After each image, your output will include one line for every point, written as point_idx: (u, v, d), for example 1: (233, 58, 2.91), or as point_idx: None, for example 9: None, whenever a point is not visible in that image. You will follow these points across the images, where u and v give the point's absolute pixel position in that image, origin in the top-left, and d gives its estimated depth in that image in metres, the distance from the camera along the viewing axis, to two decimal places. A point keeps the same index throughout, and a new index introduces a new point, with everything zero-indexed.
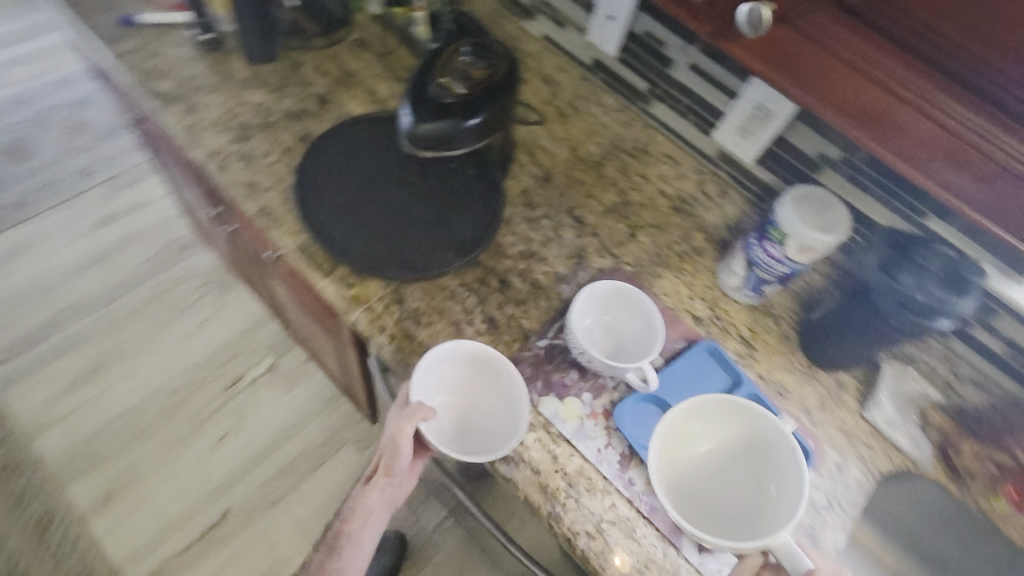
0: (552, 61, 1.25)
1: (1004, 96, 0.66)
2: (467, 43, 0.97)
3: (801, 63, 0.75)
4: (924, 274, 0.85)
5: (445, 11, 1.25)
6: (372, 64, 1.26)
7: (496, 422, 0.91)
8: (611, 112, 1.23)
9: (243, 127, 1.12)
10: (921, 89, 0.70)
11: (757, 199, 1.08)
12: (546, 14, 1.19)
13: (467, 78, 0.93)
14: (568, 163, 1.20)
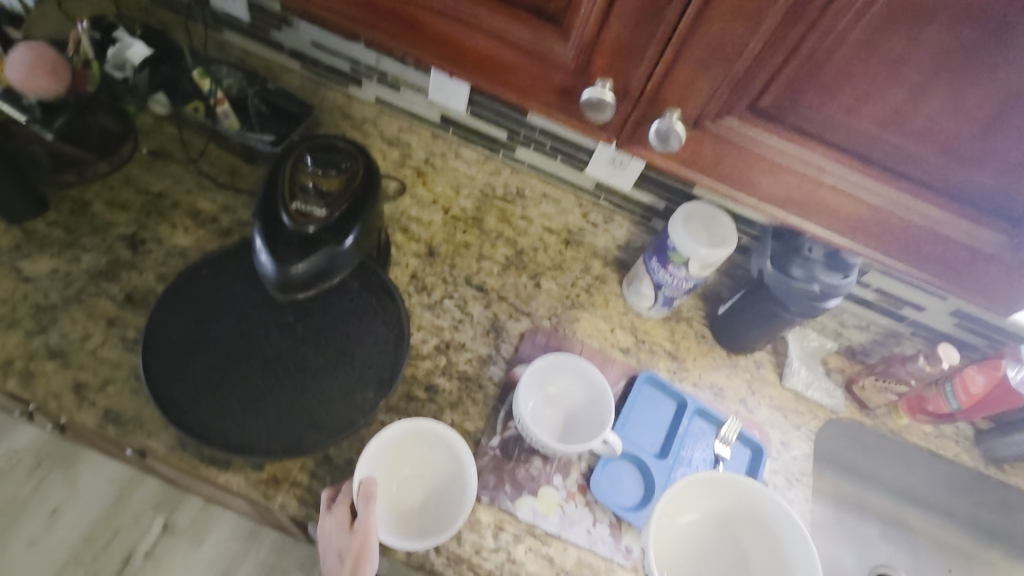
0: (393, 122, 1.13)
1: (925, 173, 0.55)
2: (307, 148, 0.82)
3: (746, 168, 0.59)
4: (811, 263, 0.91)
5: (250, 93, 1.06)
6: (182, 176, 1.04)
7: (450, 502, 0.82)
8: (474, 162, 1.14)
9: (38, 311, 0.87)
10: (869, 174, 0.56)
11: (642, 216, 1.11)
12: (372, 78, 1.07)
13: (323, 193, 0.79)
14: (447, 230, 1.10)
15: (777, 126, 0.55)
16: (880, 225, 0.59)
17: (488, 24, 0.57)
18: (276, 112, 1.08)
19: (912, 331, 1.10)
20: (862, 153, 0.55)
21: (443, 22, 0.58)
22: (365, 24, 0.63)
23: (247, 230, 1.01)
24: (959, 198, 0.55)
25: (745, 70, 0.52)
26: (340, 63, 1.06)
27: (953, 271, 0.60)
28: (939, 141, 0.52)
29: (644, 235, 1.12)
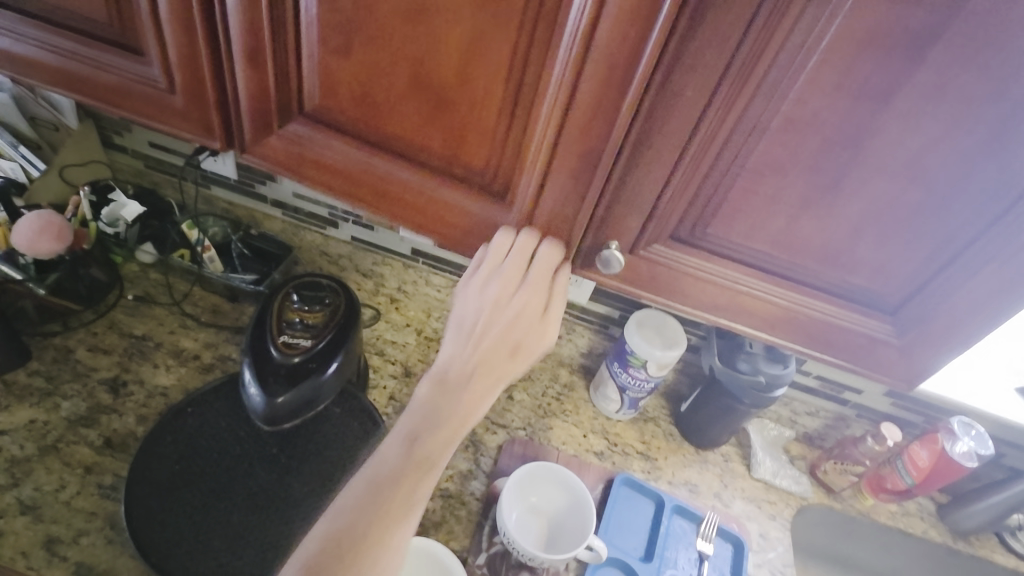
0: (368, 257, 1.24)
1: (822, 281, 0.67)
2: (294, 286, 0.91)
3: (678, 283, 0.70)
4: (753, 357, 1.01)
5: (234, 239, 1.17)
6: (165, 318, 1.09)
7: None
8: (442, 288, 1.24)
9: (13, 463, 0.86)
10: (778, 284, 0.68)
11: (600, 324, 1.22)
12: (348, 219, 1.19)
13: (308, 326, 0.86)
14: (420, 349, 1.17)
15: (695, 248, 0.68)
16: (794, 321, 0.70)
17: (455, 183, 0.70)
18: (257, 253, 1.17)
19: (858, 412, 1.20)
20: (768, 266, 0.67)
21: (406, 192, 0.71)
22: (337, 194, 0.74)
23: (228, 365, 1.05)
24: (846, 295, 0.68)
25: (664, 210, 0.64)
26: (319, 209, 1.19)
27: (859, 358, 0.71)
28: (823, 254, 0.65)
29: (602, 340, 1.23)
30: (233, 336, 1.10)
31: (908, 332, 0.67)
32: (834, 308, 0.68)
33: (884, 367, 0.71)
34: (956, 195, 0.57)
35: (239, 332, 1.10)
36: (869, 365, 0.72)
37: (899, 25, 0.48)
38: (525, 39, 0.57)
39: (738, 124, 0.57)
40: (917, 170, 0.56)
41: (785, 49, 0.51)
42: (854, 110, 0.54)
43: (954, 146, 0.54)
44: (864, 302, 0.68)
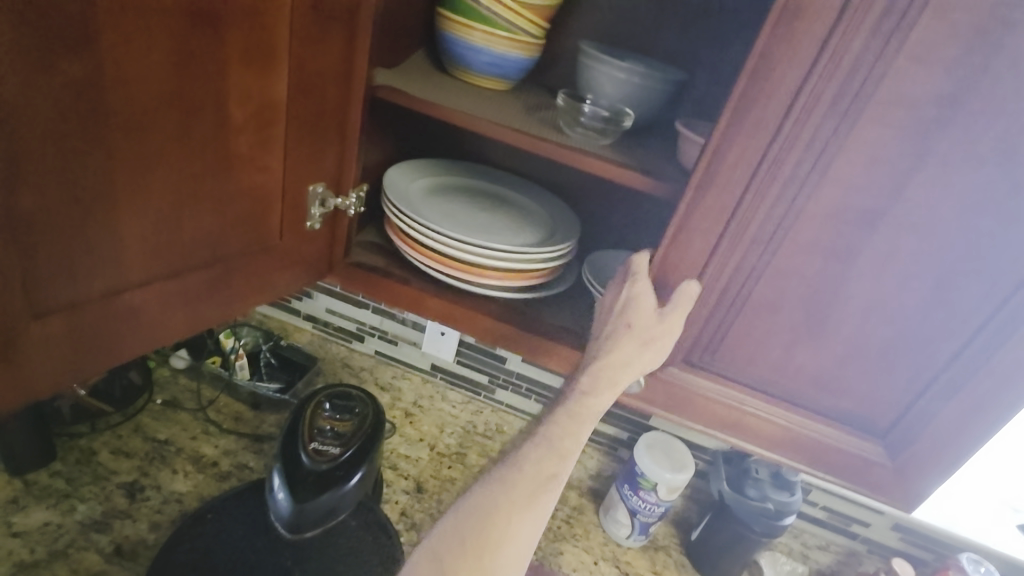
0: (388, 369, 1.30)
1: (816, 406, 0.74)
2: (325, 396, 0.97)
3: (687, 404, 0.77)
4: (760, 483, 1.04)
5: (265, 349, 1.24)
6: (189, 423, 1.12)
7: None
8: (457, 404, 1.27)
9: (23, 568, 0.85)
10: (776, 410, 0.75)
11: (610, 446, 1.26)
12: (375, 335, 1.28)
13: (337, 434, 0.91)
14: (434, 465, 1.15)
15: (702, 372, 0.76)
16: (796, 442, 0.76)
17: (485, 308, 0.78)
18: (285, 363, 1.24)
19: (868, 548, 1.19)
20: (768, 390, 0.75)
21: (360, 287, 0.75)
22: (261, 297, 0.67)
23: (245, 473, 1.06)
24: (838, 419, 0.74)
25: (678, 337, 0.73)
26: (348, 323, 1.29)
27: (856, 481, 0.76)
28: (815, 384, 0.73)
29: (612, 462, 1.25)
30: (252, 445, 1.11)
31: (900, 455, 0.73)
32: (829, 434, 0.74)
33: (883, 488, 0.76)
34: (920, 336, 0.67)
35: (258, 439, 1.12)
36: (868, 485, 0.76)
37: (856, 205, 0.62)
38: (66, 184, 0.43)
39: (737, 270, 0.68)
40: (885, 311, 0.66)
41: (770, 215, 0.64)
42: (826, 265, 0.65)
43: (914, 294, 0.65)
44: (854, 428, 0.74)
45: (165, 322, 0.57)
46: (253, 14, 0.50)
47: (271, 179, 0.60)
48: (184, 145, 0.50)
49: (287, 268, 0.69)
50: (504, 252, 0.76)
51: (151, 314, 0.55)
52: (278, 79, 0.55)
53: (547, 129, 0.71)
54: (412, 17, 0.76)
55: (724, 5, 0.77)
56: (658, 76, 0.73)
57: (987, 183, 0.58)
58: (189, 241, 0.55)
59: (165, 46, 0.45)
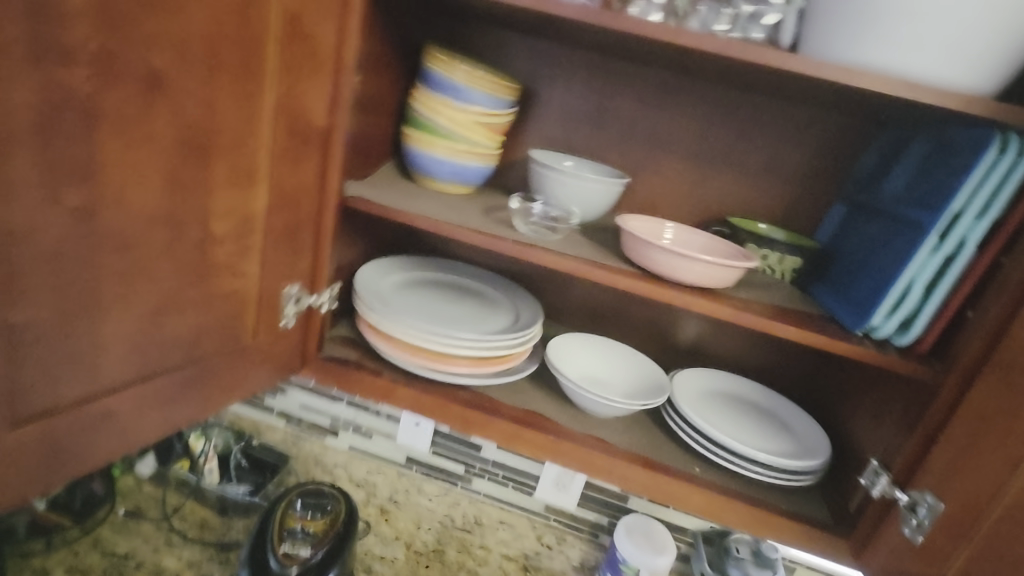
0: (361, 465, 1.27)
1: (780, 478, 0.76)
2: (297, 493, 0.95)
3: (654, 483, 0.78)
4: (741, 563, 1.01)
5: (236, 450, 1.22)
6: (152, 534, 1.07)
7: None
8: (434, 497, 1.24)
9: None
10: (739, 484, 0.77)
11: (591, 533, 1.19)
12: (348, 429, 1.27)
13: (309, 535, 0.90)
14: (409, 566, 1.10)
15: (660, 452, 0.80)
16: None
17: (451, 397, 0.81)
18: (255, 465, 1.21)
19: None
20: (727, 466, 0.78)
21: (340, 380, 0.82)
22: (234, 397, 0.70)
23: None
24: (793, 489, 0.78)
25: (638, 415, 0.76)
26: (321, 418, 1.29)
27: None
28: (772, 457, 0.75)
29: (595, 551, 1.19)
30: (217, 555, 1.06)
31: None
32: (795, 507, 0.75)
33: None
34: None
35: (225, 548, 1.07)
36: None
37: None
38: (57, 301, 0.47)
39: None
40: None
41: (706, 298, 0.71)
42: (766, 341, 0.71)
43: None
44: (809, 500, 0.77)
45: (137, 424, 0.58)
46: (233, 145, 0.57)
47: (246, 283, 0.65)
48: (164, 259, 0.54)
49: (260, 366, 0.72)
50: (470, 340, 0.80)
51: (126, 416, 0.57)
52: (256, 195, 0.62)
53: (502, 227, 0.79)
54: (380, 136, 0.86)
55: (653, 118, 0.89)
56: (601, 179, 0.82)
57: (899, 264, 0.65)
58: (166, 344, 0.58)
59: (159, 175, 0.51)
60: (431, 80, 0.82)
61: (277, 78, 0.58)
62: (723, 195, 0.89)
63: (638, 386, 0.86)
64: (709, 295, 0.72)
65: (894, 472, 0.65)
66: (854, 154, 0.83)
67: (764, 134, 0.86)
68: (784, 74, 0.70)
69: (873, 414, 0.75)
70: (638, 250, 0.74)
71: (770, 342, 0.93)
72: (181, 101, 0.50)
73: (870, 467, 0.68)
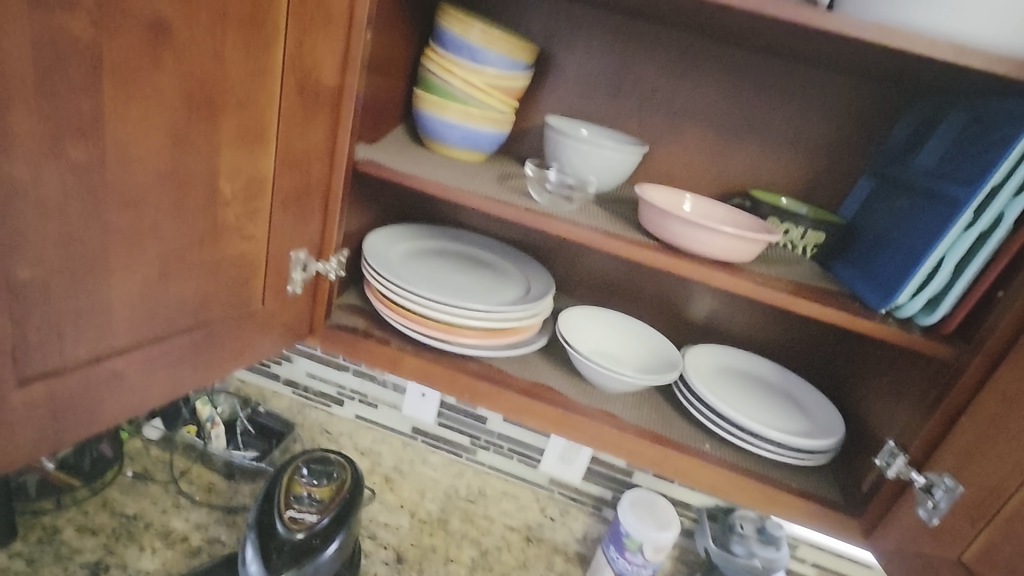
0: (367, 434, 1.28)
1: (791, 456, 0.75)
2: (304, 460, 0.95)
3: None
4: (746, 539, 1.01)
5: (242, 416, 1.23)
6: (160, 496, 1.08)
7: None
8: (438, 468, 1.24)
9: None
10: (750, 462, 0.76)
11: (594, 506, 1.19)
12: (355, 398, 1.27)
13: (315, 500, 0.89)
14: (414, 533, 1.11)
15: (671, 428, 0.79)
16: None
17: (460, 368, 0.80)
18: (262, 432, 1.23)
19: None
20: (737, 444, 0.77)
21: (348, 348, 0.81)
22: (241, 362, 0.69)
23: (216, 548, 1.01)
24: (804, 469, 0.77)
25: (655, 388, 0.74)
26: (328, 387, 1.28)
27: None
28: (785, 436, 0.74)
29: (598, 525, 1.18)
30: (224, 518, 1.07)
31: None
32: (805, 487, 0.74)
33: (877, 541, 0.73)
34: None
35: (232, 511, 1.08)
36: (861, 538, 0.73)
37: None
38: (63, 258, 0.46)
39: None
40: None
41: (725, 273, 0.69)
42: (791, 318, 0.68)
43: None
44: (820, 479, 0.76)
45: (145, 386, 0.58)
46: (241, 101, 0.55)
47: (254, 246, 0.63)
48: (171, 219, 0.53)
49: (268, 331, 0.71)
50: (481, 311, 0.78)
51: (134, 378, 0.56)
52: (265, 155, 0.59)
53: (516, 196, 0.76)
54: (392, 98, 0.83)
55: (675, 86, 0.85)
56: (619, 148, 0.79)
57: (929, 242, 0.63)
58: (174, 307, 0.57)
59: (165, 130, 0.49)
60: (445, 40, 0.79)
61: (287, 31, 0.56)
62: (744, 169, 0.86)
63: (650, 362, 0.85)
64: (728, 269, 0.70)
65: (911, 453, 0.64)
66: (883, 128, 0.80)
67: (789, 104, 0.82)
68: (818, 38, 0.67)
69: (890, 395, 0.73)
70: (657, 221, 0.71)
71: (785, 320, 0.91)
72: (187, 51, 0.48)
73: (887, 448, 0.67)
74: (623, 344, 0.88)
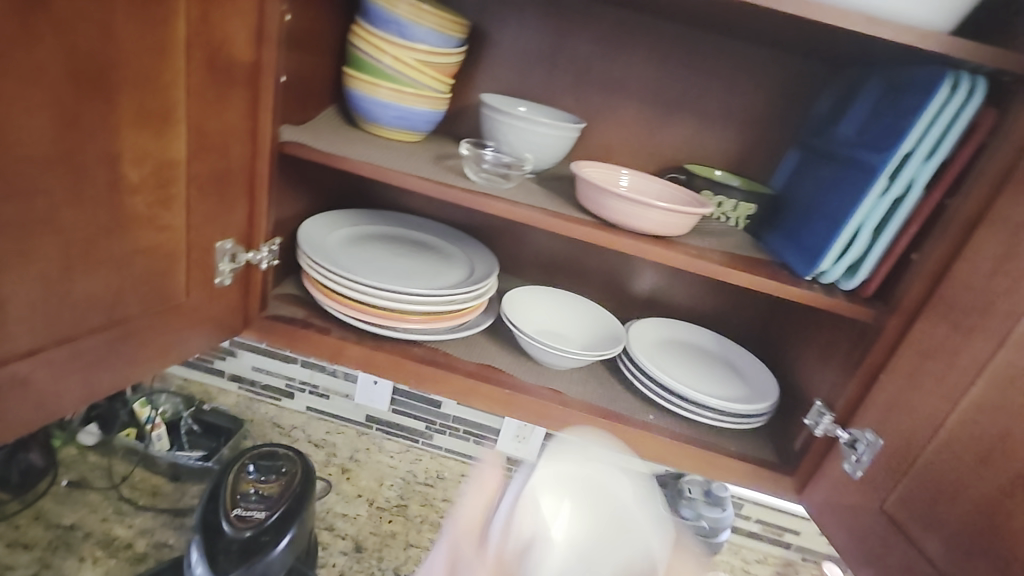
0: (320, 425, 1.25)
1: (731, 421, 0.78)
2: (250, 457, 0.93)
3: None
4: (694, 502, 1.04)
5: (186, 416, 1.17)
6: (99, 504, 1.03)
7: None
8: (395, 454, 1.23)
9: None
10: (691, 429, 0.79)
11: None
12: (305, 390, 1.24)
13: (263, 497, 0.87)
14: (373, 521, 1.09)
15: (615, 402, 0.80)
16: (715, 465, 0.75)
17: (403, 352, 0.79)
18: (208, 429, 1.17)
19: (802, 556, 1.15)
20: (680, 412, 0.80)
21: (286, 338, 0.79)
22: (169, 358, 0.66)
23: (163, 552, 0.98)
24: (742, 432, 0.80)
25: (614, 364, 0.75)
26: (275, 381, 1.25)
27: None
28: (722, 401, 0.77)
29: None
30: (171, 521, 1.03)
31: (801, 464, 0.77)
32: (742, 449, 0.78)
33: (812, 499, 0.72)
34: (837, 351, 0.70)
35: (179, 514, 1.05)
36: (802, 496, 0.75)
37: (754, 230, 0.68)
38: None
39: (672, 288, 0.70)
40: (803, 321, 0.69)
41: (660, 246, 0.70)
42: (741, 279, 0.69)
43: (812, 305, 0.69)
44: (756, 440, 0.80)
45: (55, 390, 0.54)
46: (142, 81, 0.51)
47: (171, 236, 0.60)
48: (69, 211, 0.49)
49: (196, 327, 0.68)
50: (422, 295, 0.77)
51: (42, 382, 0.53)
52: (176, 139, 0.56)
53: (453, 176, 0.75)
54: (319, 78, 0.79)
55: (610, 61, 0.85)
56: (554, 124, 0.78)
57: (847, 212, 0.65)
58: (82, 304, 0.54)
59: (49, 113, 0.45)
60: (373, 17, 0.76)
61: (186, 3, 0.52)
62: (680, 144, 0.87)
63: (595, 339, 0.86)
64: (664, 243, 0.72)
65: (836, 411, 0.68)
66: (809, 100, 0.83)
67: (721, 78, 0.84)
68: (743, 10, 0.67)
69: (818, 357, 0.77)
70: (593, 197, 0.71)
71: (724, 291, 0.94)
72: (71, 26, 0.44)
73: (815, 408, 0.71)
74: (568, 322, 0.89)
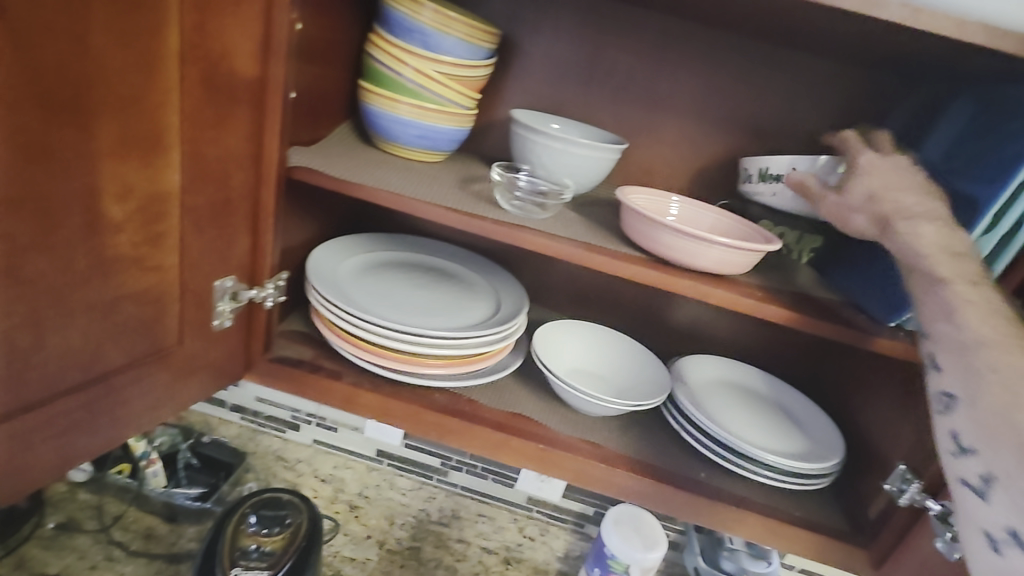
0: (328, 460, 1.16)
1: (792, 482, 0.68)
2: (252, 505, 0.84)
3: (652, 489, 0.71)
4: (738, 554, 0.94)
5: (183, 448, 1.08)
6: (89, 549, 0.94)
7: None
8: (408, 492, 1.13)
9: None
10: (743, 489, 0.70)
11: (575, 523, 1.13)
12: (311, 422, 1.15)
13: (265, 555, 0.79)
14: (384, 566, 0.99)
15: (657, 458, 0.72)
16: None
17: (422, 399, 0.70)
18: (207, 464, 1.07)
19: None
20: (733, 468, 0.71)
21: (293, 383, 0.70)
22: (160, 411, 0.58)
23: None
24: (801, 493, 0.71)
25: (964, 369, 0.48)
26: (281, 412, 1.17)
27: None
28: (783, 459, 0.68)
29: (580, 542, 1.12)
30: (165, 568, 0.94)
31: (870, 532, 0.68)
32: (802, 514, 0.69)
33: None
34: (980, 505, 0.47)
35: (175, 560, 0.95)
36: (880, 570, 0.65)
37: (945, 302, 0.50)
38: None
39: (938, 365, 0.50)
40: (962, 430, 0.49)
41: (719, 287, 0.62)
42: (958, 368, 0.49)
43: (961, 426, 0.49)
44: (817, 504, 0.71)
45: (23, 461, 0.46)
46: (124, 101, 0.43)
47: (163, 278, 0.52)
48: (33, 256, 0.41)
49: (191, 376, 0.60)
50: (444, 338, 0.68)
51: (6, 454, 0.44)
52: (167, 168, 0.48)
53: (482, 204, 0.67)
54: (332, 92, 0.71)
55: (653, 75, 0.77)
56: (595, 145, 0.69)
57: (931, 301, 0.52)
58: (53, 363, 0.45)
59: (8, 143, 0.37)
60: (395, 26, 0.68)
61: (178, 7, 0.44)
62: (730, 165, 0.79)
63: (636, 382, 0.77)
64: (722, 283, 0.63)
65: (925, 478, 0.59)
66: (878, 118, 0.74)
67: (778, 94, 0.75)
68: (818, 20, 0.59)
69: (893, 411, 0.68)
70: (643, 230, 0.63)
71: (773, 327, 0.85)
72: (34, 37, 0.36)
73: (898, 472, 0.62)
74: (604, 365, 0.79)
